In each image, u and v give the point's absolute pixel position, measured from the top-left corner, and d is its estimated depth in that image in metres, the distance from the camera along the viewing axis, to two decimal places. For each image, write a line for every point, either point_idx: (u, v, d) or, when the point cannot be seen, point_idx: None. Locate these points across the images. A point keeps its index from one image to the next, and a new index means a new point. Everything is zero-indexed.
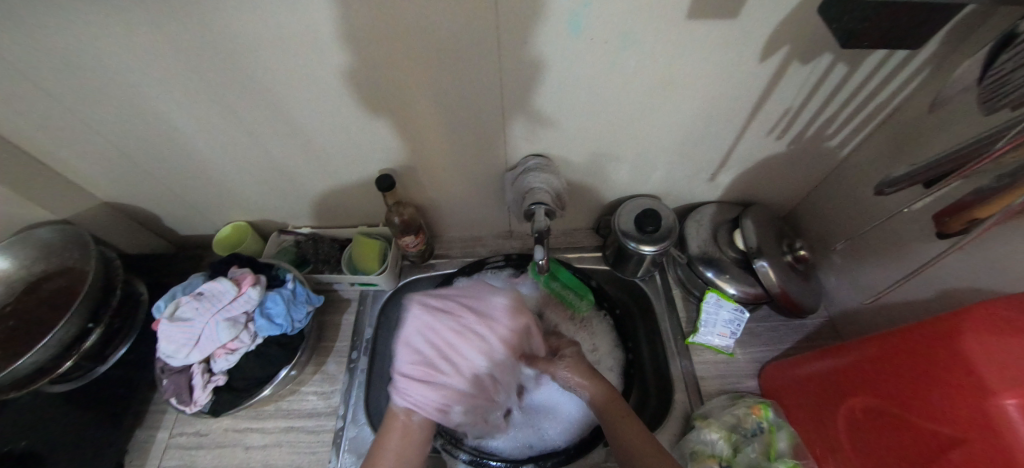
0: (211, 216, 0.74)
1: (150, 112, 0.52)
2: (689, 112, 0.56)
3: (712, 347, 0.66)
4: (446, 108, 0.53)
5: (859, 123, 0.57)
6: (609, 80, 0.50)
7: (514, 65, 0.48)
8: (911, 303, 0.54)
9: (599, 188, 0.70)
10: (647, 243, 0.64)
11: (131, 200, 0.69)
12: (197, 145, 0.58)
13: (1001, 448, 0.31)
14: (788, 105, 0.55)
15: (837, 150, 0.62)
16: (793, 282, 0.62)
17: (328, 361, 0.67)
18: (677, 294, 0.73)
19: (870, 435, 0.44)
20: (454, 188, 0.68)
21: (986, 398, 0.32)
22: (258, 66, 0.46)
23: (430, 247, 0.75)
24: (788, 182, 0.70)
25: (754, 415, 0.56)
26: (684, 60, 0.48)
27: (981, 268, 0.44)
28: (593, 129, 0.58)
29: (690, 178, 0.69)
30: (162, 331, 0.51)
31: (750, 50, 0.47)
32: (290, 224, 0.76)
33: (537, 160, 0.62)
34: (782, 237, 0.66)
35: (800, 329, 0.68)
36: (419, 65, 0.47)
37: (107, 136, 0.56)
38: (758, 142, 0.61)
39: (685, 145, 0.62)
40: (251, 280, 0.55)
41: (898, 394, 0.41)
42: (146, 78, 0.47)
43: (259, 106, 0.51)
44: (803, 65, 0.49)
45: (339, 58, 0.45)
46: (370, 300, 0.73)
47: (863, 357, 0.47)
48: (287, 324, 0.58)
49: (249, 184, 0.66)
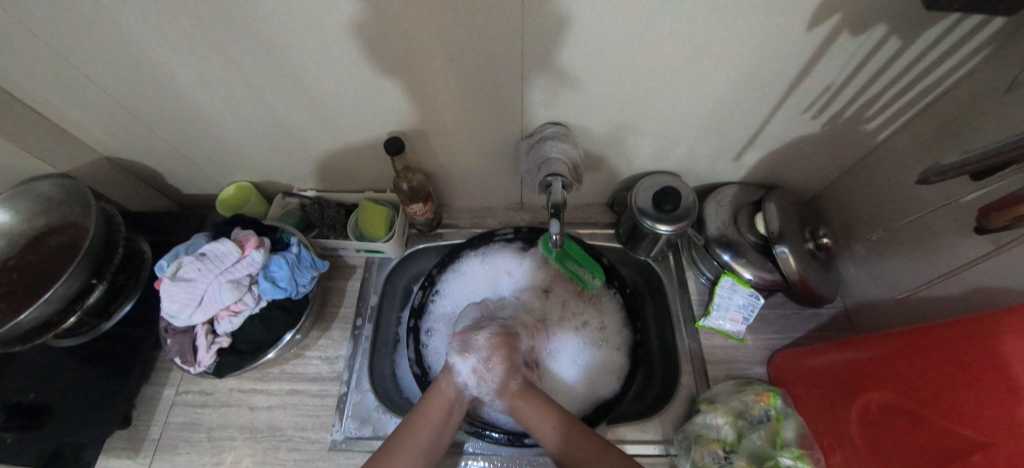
0: (213, 175, 0.71)
1: (145, 60, 0.48)
2: (721, 83, 0.52)
3: (723, 332, 0.64)
4: (462, 68, 0.50)
5: (902, 106, 0.53)
6: (638, 44, 0.46)
7: (536, 22, 0.43)
8: (939, 299, 0.52)
9: (616, 162, 0.67)
10: (664, 222, 0.62)
11: (131, 156, 0.66)
12: (198, 100, 0.55)
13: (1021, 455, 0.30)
14: (831, 81, 0.51)
15: (874, 134, 0.58)
16: (812, 270, 0.60)
17: (332, 327, 0.66)
18: (690, 275, 0.71)
19: (881, 430, 0.43)
20: (466, 156, 0.65)
21: (1014, 401, 0.31)
22: (257, 16, 0.42)
23: (437, 216, 0.72)
24: (817, 166, 0.66)
25: (762, 402, 0.54)
26: (727, 25, 0.44)
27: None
28: (616, 98, 0.54)
29: (713, 157, 0.65)
30: (164, 291, 0.50)
31: (797, 20, 0.43)
32: (295, 186, 0.74)
33: (554, 128, 0.59)
34: (805, 223, 0.64)
35: (814, 318, 0.67)
36: (435, 20, 0.43)
37: (102, 86, 0.52)
38: (791, 121, 0.58)
39: (712, 121, 0.58)
40: (255, 243, 0.53)
41: (916, 392, 0.39)
42: (139, 26, 0.43)
43: (264, 60, 0.48)
44: (854, 37, 0.45)
45: (347, 9, 0.41)
46: (375, 268, 0.71)
47: (884, 352, 0.45)
48: (291, 288, 0.57)
49: (253, 143, 0.63)
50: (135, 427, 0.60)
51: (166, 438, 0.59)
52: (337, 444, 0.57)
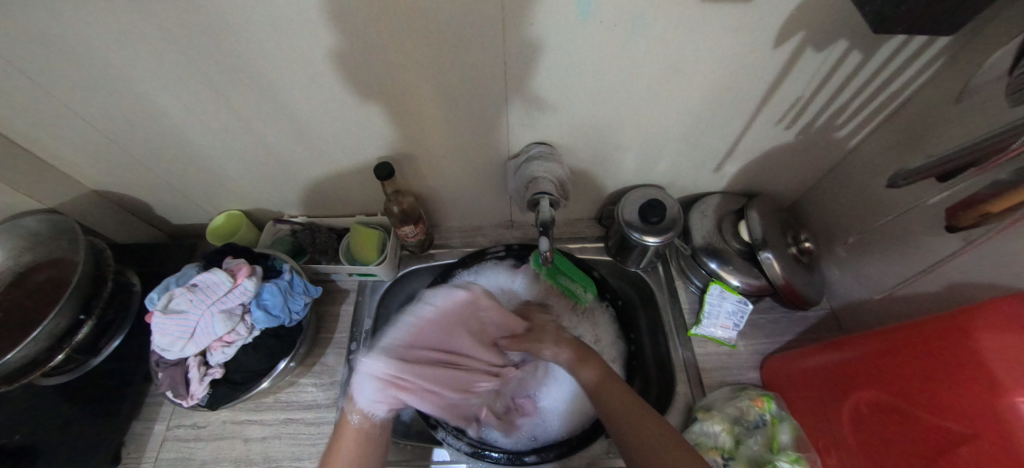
0: (204, 205, 0.72)
1: (136, 94, 0.49)
2: (697, 99, 0.54)
3: (715, 339, 0.65)
4: (447, 94, 0.51)
5: (867, 115, 0.56)
6: (615, 66, 0.48)
7: (517, 48, 0.45)
8: (917, 297, 0.54)
9: (602, 177, 0.69)
10: (651, 234, 0.63)
11: (122, 189, 0.66)
12: (190, 132, 0.56)
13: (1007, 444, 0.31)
14: (799, 93, 0.53)
15: (845, 141, 0.61)
16: (796, 274, 0.62)
17: (326, 353, 0.66)
18: (679, 285, 0.72)
19: (874, 430, 0.44)
20: (455, 177, 0.66)
21: (995, 396, 0.32)
22: (249, 49, 0.43)
23: (429, 237, 0.73)
24: (794, 173, 0.69)
25: (756, 407, 0.55)
26: (697, 45, 0.46)
27: (995, 265, 0.43)
28: (597, 116, 0.56)
29: (695, 168, 0.68)
30: (155, 324, 0.49)
31: (763, 38, 0.46)
32: (286, 212, 0.74)
33: (540, 147, 0.60)
34: (787, 229, 0.66)
35: (802, 321, 0.68)
36: (420, 48, 0.45)
37: (93, 121, 0.53)
38: (766, 131, 0.60)
39: (692, 134, 0.60)
40: (247, 271, 0.53)
41: (903, 390, 0.40)
42: (131, 61, 0.44)
43: (255, 91, 0.49)
44: (817, 52, 0.48)
45: (334, 41, 0.43)
46: (368, 291, 0.71)
47: (870, 351, 0.46)
48: (285, 316, 0.57)
49: (244, 171, 0.64)
50: (124, 465, 0.58)
51: None
52: None
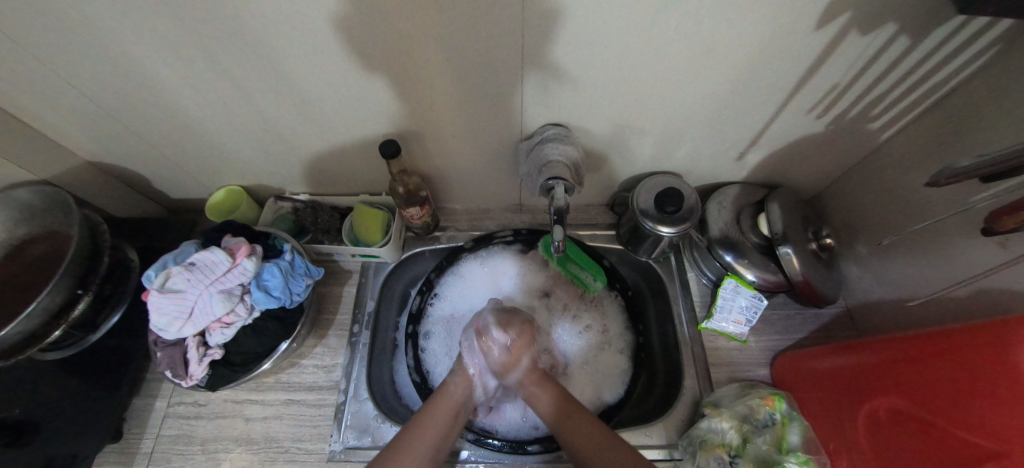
0: (202, 179, 0.69)
1: (124, 62, 0.46)
2: (726, 83, 0.50)
3: (726, 334, 0.64)
4: (458, 70, 0.48)
5: (907, 105, 0.52)
6: (640, 44, 0.45)
7: (536, 22, 0.42)
8: (943, 300, 0.52)
9: (618, 163, 0.65)
10: (666, 224, 0.61)
11: (116, 161, 0.64)
12: (184, 103, 0.52)
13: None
14: (838, 80, 0.50)
15: (878, 133, 0.58)
16: (815, 271, 0.60)
17: (328, 335, 0.65)
18: (691, 276, 0.70)
19: (890, 438, 0.42)
20: (464, 158, 0.63)
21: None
22: (245, 15, 0.40)
23: (434, 219, 0.71)
24: (819, 165, 0.66)
25: (767, 406, 0.54)
26: (733, 24, 0.42)
27: None
28: (618, 98, 0.53)
29: (715, 157, 0.64)
30: (152, 303, 0.47)
31: (807, 18, 0.42)
32: (287, 189, 0.71)
33: (555, 129, 0.57)
34: (808, 223, 0.63)
35: (816, 318, 0.66)
36: (431, 20, 0.41)
37: (80, 89, 0.50)
38: (796, 120, 0.56)
39: (716, 121, 0.57)
40: (246, 251, 0.51)
41: (925, 400, 0.39)
42: (118, 26, 0.41)
43: (253, 62, 0.46)
44: (863, 36, 0.44)
45: (337, 9, 0.39)
46: (372, 272, 0.69)
47: (891, 357, 0.44)
48: (285, 297, 0.55)
49: (243, 145, 0.61)
50: (126, 441, 0.58)
51: (159, 452, 0.58)
52: (335, 454, 0.56)
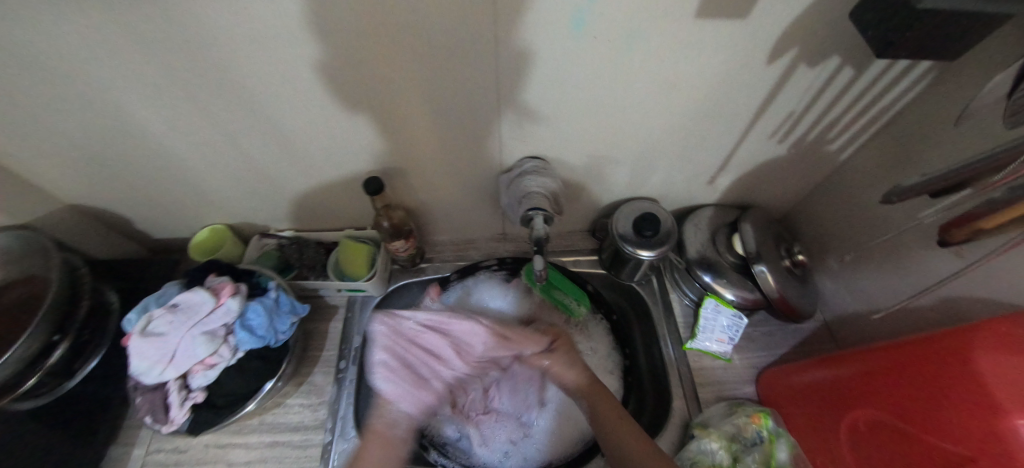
0: (187, 219, 0.69)
1: (118, 109, 0.47)
2: (692, 113, 0.54)
3: (710, 353, 0.65)
4: (440, 108, 0.51)
5: (859, 128, 0.57)
6: (610, 80, 0.48)
7: (511, 64, 0.45)
8: (907, 311, 0.55)
9: (597, 191, 0.68)
10: (645, 248, 0.63)
11: (102, 203, 0.64)
12: (174, 147, 0.54)
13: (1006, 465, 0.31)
14: (792, 108, 0.54)
15: (836, 154, 0.62)
16: (790, 288, 0.62)
17: (314, 372, 0.64)
18: (674, 298, 0.71)
19: (872, 449, 0.43)
20: (448, 191, 0.65)
21: (992, 415, 0.32)
22: (237, 64, 0.43)
23: (420, 251, 0.72)
24: (786, 185, 0.69)
25: (754, 424, 0.55)
26: (692, 60, 0.46)
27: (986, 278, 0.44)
28: (591, 129, 0.56)
29: (688, 181, 0.67)
30: (133, 348, 0.47)
31: (758, 53, 0.46)
32: (272, 226, 0.72)
33: (533, 162, 0.59)
34: (780, 241, 0.66)
35: (796, 334, 0.68)
36: (414, 62, 0.44)
37: (72, 136, 0.51)
38: (759, 145, 0.60)
39: (686, 148, 0.60)
40: (230, 289, 0.51)
41: (902, 410, 0.40)
42: (115, 76, 0.43)
43: (242, 106, 0.48)
44: (810, 68, 0.48)
45: (326, 55, 0.42)
46: (358, 307, 0.69)
47: (869, 370, 0.46)
48: (270, 336, 0.55)
49: (230, 185, 0.62)
50: None
51: None
52: None
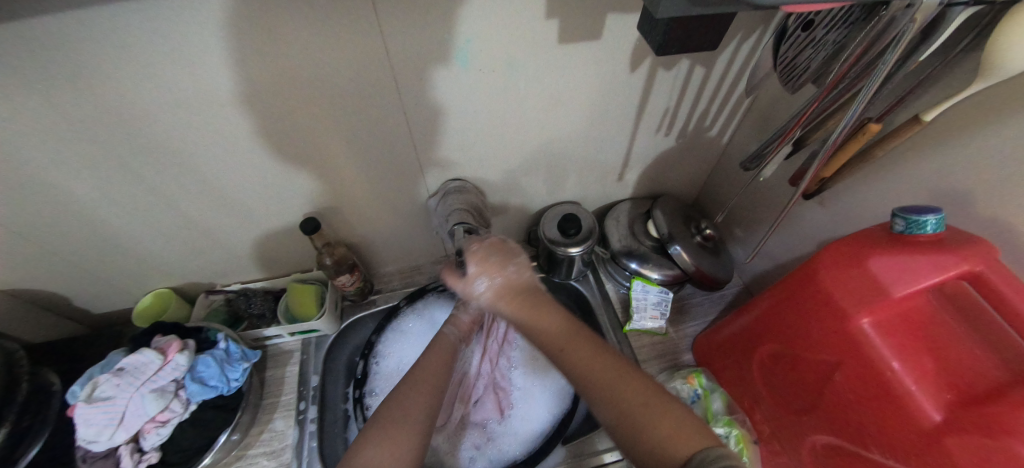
0: (130, 288, 0.70)
1: (46, 188, 0.50)
2: (586, 121, 0.63)
3: (647, 331, 0.71)
4: (362, 146, 0.56)
5: (727, 114, 0.67)
6: (506, 102, 0.56)
7: (416, 101, 0.52)
8: (800, 258, 0.66)
9: (523, 201, 0.75)
10: (574, 245, 0.69)
11: (37, 285, 0.64)
12: (108, 216, 0.56)
13: (866, 360, 0.42)
14: (666, 105, 0.64)
15: (718, 137, 0.72)
16: (704, 259, 0.70)
17: (274, 419, 0.64)
18: (610, 288, 0.78)
19: (777, 377, 0.54)
20: (386, 222, 0.70)
21: (844, 321, 0.43)
22: (162, 129, 0.47)
23: (368, 284, 0.76)
24: (687, 171, 0.79)
25: (689, 384, 0.62)
26: (569, 78, 0.56)
27: (854, 212, 0.56)
28: (505, 148, 0.64)
29: (603, 180, 0.76)
30: (79, 417, 0.47)
31: (620, 64, 0.55)
32: (218, 283, 0.74)
33: (457, 184, 0.66)
34: (690, 220, 0.75)
35: (722, 299, 0.76)
36: (331, 110, 0.51)
37: (2, 221, 0.52)
38: (652, 139, 0.70)
39: (592, 151, 0.69)
40: (178, 345, 0.54)
41: (788, 338, 0.51)
42: (42, 156, 0.46)
43: (171, 167, 0.52)
44: (668, 70, 0.58)
45: (248, 112, 0.48)
46: (313, 348, 0.71)
47: (758, 315, 0.55)
48: (223, 385, 0.57)
49: (171, 246, 0.64)
50: None
51: None
52: None
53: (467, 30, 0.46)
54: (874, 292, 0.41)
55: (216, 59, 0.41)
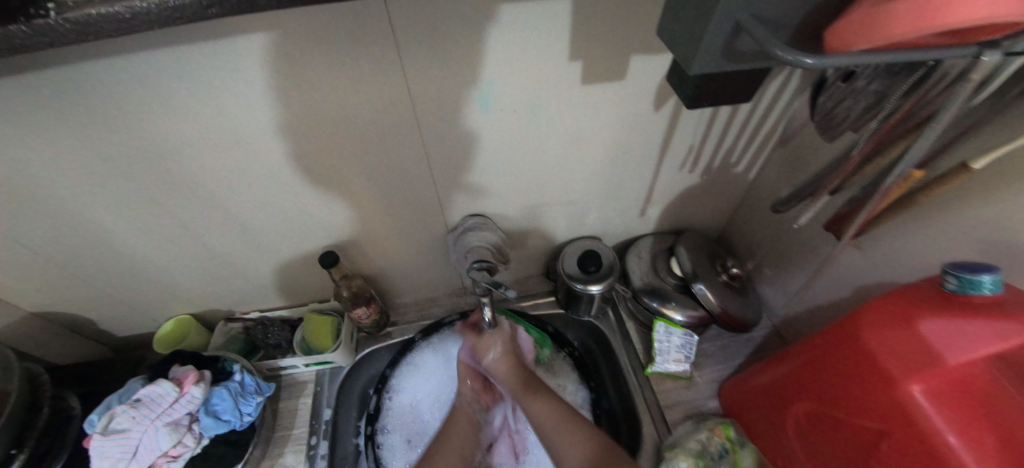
0: (152, 313, 0.71)
1: (80, 219, 0.52)
2: (608, 158, 0.62)
3: (671, 374, 0.68)
4: (383, 182, 0.57)
5: (754, 152, 0.65)
6: (528, 140, 0.56)
7: (438, 139, 0.53)
8: (835, 303, 0.62)
9: (542, 235, 0.74)
10: (593, 283, 0.67)
11: (65, 309, 0.66)
12: (136, 246, 0.58)
13: (916, 429, 0.38)
14: (690, 143, 0.62)
15: (745, 174, 0.70)
16: (731, 301, 0.67)
17: (285, 453, 0.63)
18: (632, 327, 0.74)
19: (815, 439, 0.49)
20: (404, 255, 0.70)
21: (891, 387, 0.40)
22: (192, 167, 0.48)
23: (384, 316, 0.75)
24: (712, 207, 0.77)
25: (717, 436, 0.58)
26: (592, 118, 0.55)
27: (892, 260, 0.53)
28: (526, 185, 0.63)
29: (624, 215, 0.74)
30: (94, 449, 0.47)
31: (644, 104, 0.54)
32: (238, 310, 0.75)
33: (474, 220, 0.66)
34: (715, 258, 0.72)
35: (750, 343, 0.72)
36: (355, 148, 0.51)
37: (37, 249, 0.54)
38: (675, 176, 0.68)
39: (614, 188, 0.68)
40: (195, 377, 0.53)
41: (827, 399, 0.47)
42: (78, 191, 0.48)
43: (198, 201, 0.53)
44: (693, 111, 0.57)
45: (273, 149, 0.48)
46: (327, 380, 0.70)
47: (793, 369, 0.52)
48: (235, 420, 0.56)
49: (194, 274, 0.65)
50: None
51: None
52: None
53: (489, 73, 0.46)
54: (925, 355, 0.38)
55: (245, 102, 0.43)
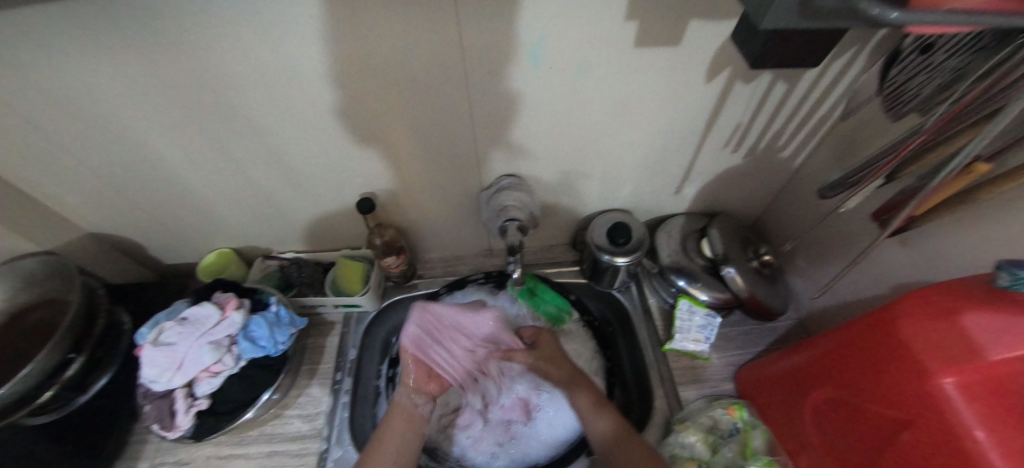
0: (196, 244, 0.75)
1: (138, 145, 0.54)
2: (649, 129, 0.60)
3: (689, 353, 0.68)
4: (423, 133, 0.57)
5: (805, 136, 0.62)
6: (570, 102, 0.55)
7: (481, 93, 0.52)
8: (869, 299, 0.60)
9: (573, 205, 0.74)
10: (621, 255, 0.67)
11: (118, 232, 0.70)
12: (185, 177, 0.61)
13: (942, 424, 0.37)
14: (739, 120, 0.60)
15: (791, 159, 0.67)
16: (759, 286, 0.66)
17: (312, 384, 0.67)
18: (653, 304, 0.75)
19: (835, 426, 0.49)
20: (435, 210, 0.71)
21: (923, 379, 0.38)
22: (243, 102, 0.50)
23: (412, 268, 0.77)
24: (751, 191, 0.75)
25: (729, 415, 0.60)
26: (639, 84, 0.53)
27: (935, 257, 0.51)
28: (563, 150, 0.62)
29: (657, 191, 0.73)
30: (146, 357, 0.52)
31: (696, 72, 0.52)
32: (274, 249, 0.78)
33: (509, 180, 0.65)
34: (748, 243, 0.70)
35: (773, 332, 0.71)
36: (398, 97, 0.51)
37: (97, 170, 0.58)
38: (717, 155, 0.66)
39: (652, 161, 0.66)
40: (234, 304, 0.57)
41: (853, 387, 0.46)
42: (138, 115, 0.50)
43: (246, 136, 0.55)
44: (746, 84, 0.54)
45: (321, 90, 0.49)
46: (354, 322, 0.74)
47: (819, 355, 0.51)
48: (270, 346, 0.59)
49: (236, 210, 0.68)
50: None
51: None
52: None
53: (539, 26, 0.45)
54: (965, 351, 0.36)
55: (299, 39, 0.43)
